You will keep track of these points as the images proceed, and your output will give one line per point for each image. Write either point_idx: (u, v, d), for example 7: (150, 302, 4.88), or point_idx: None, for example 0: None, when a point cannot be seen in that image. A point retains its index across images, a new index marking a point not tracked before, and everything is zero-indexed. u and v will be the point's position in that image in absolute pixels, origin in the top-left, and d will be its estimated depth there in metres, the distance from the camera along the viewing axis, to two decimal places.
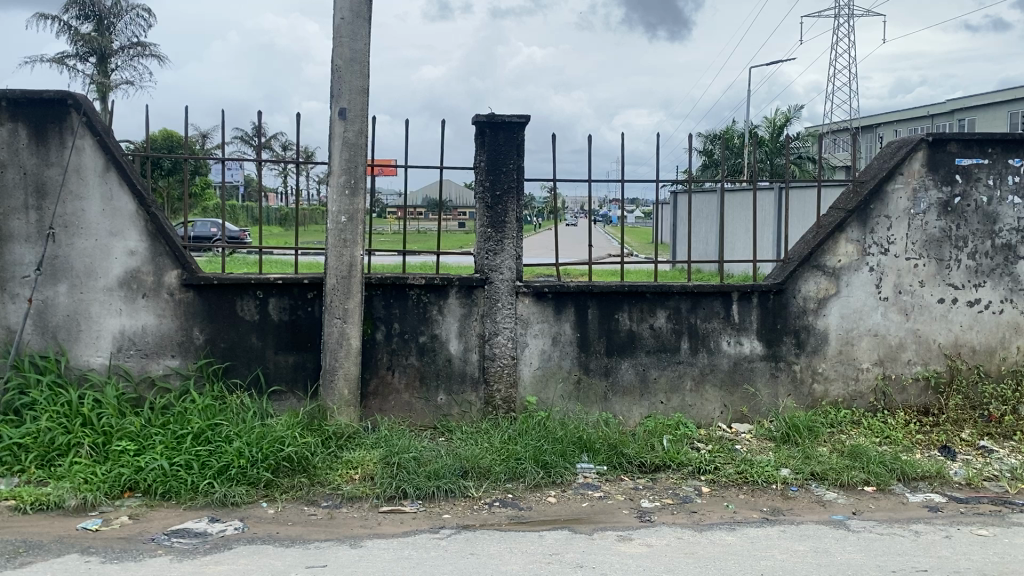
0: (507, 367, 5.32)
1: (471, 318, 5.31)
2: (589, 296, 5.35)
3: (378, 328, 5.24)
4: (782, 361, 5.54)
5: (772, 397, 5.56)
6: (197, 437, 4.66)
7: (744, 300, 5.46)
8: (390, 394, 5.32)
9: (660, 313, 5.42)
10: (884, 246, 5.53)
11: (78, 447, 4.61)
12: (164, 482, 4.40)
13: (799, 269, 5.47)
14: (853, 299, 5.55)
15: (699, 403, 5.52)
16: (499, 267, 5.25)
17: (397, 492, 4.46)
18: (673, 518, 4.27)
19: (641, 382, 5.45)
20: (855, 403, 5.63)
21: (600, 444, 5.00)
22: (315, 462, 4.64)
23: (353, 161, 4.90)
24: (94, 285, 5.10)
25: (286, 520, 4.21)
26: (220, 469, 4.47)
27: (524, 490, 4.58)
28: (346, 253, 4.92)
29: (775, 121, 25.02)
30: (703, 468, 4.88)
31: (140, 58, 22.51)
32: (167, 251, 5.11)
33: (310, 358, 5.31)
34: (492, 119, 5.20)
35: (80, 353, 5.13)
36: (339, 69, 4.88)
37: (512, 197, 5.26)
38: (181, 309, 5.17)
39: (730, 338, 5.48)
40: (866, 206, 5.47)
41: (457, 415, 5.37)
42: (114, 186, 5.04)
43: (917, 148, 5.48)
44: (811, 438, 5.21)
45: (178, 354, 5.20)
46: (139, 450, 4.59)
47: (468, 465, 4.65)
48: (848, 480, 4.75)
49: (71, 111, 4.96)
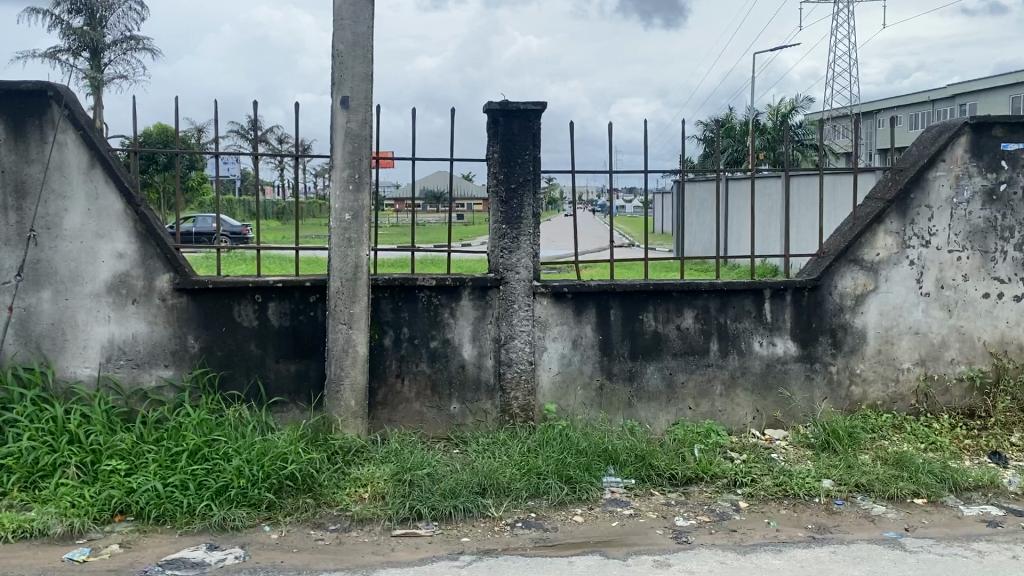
0: (525, 372, 4.96)
1: (485, 321, 4.95)
2: (612, 295, 4.99)
3: (387, 333, 4.88)
4: (817, 362, 5.18)
5: (807, 401, 5.21)
6: (193, 455, 4.31)
7: (777, 298, 5.10)
8: (400, 404, 4.96)
9: (688, 313, 5.06)
10: (925, 237, 5.17)
11: (64, 467, 4.26)
12: (158, 505, 4.06)
13: (835, 264, 5.12)
14: (893, 295, 5.20)
15: (730, 408, 5.17)
16: (515, 266, 4.90)
17: (411, 514, 4.11)
18: (712, 539, 3.92)
19: (667, 386, 5.10)
20: (895, 407, 5.28)
21: (627, 455, 4.64)
22: (321, 480, 4.30)
23: (357, 154, 4.54)
24: (80, 291, 4.73)
25: (291, 546, 3.86)
26: (219, 489, 4.13)
27: (548, 508, 4.23)
28: (350, 254, 4.56)
29: (778, 109, 24.57)
30: (739, 480, 4.53)
31: (134, 52, 22.10)
32: (158, 253, 4.75)
33: (313, 366, 4.96)
34: (506, 107, 4.83)
35: (66, 364, 4.77)
36: (341, 54, 4.51)
37: (528, 190, 4.90)
38: (174, 315, 4.81)
39: (763, 338, 5.13)
40: (905, 195, 5.11)
41: (471, 425, 5.01)
42: (99, 183, 4.67)
43: (959, 132, 5.12)
44: (853, 446, 4.86)
45: (172, 364, 4.84)
46: (131, 470, 4.25)
47: (486, 481, 4.29)
48: (897, 491, 4.41)
49: (51, 103, 4.60)
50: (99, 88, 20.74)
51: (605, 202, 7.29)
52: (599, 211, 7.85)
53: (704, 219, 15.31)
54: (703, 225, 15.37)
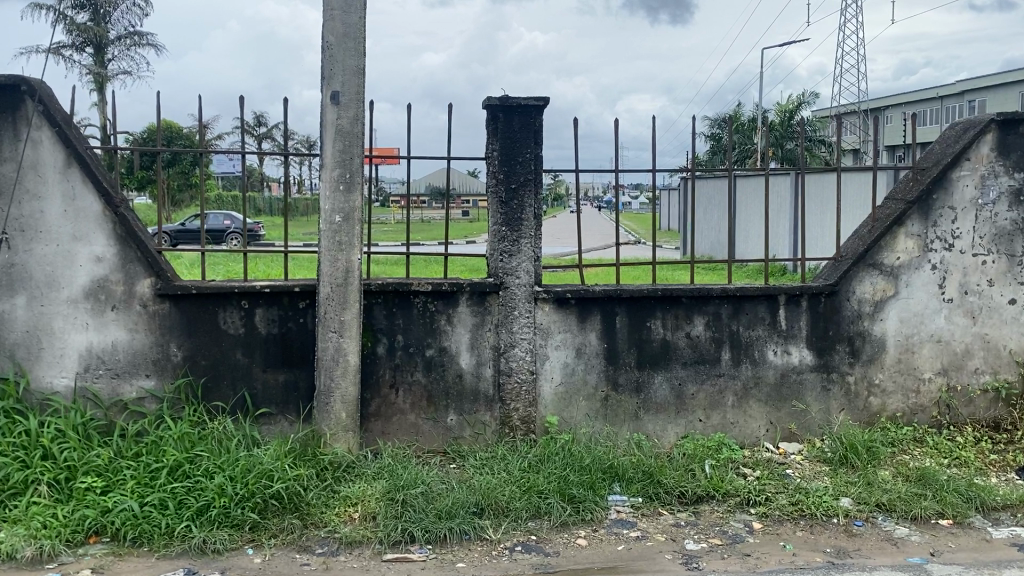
0: (526, 383, 4.71)
1: (484, 328, 4.69)
2: (618, 301, 4.73)
3: (381, 341, 4.63)
4: (834, 372, 4.92)
5: (824, 413, 4.95)
6: (173, 472, 4.07)
7: (792, 304, 4.83)
8: (394, 416, 4.71)
9: (698, 320, 4.80)
10: (948, 240, 4.90)
11: (36, 484, 4.01)
12: (134, 526, 3.81)
13: (853, 268, 4.85)
14: (914, 301, 4.93)
15: (742, 421, 4.91)
16: (515, 270, 4.64)
17: (403, 536, 3.86)
18: (724, 565, 3.67)
19: (676, 398, 4.84)
20: (916, 419, 5.01)
21: (633, 472, 4.39)
22: (308, 499, 4.06)
23: (348, 153, 4.28)
24: (57, 297, 4.49)
25: (275, 571, 3.61)
26: (200, 509, 3.89)
27: (549, 530, 3.98)
28: (340, 258, 4.30)
29: (786, 106, 24.22)
30: (752, 499, 4.27)
31: (138, 47, 21.92)
32: (139, 256, 4.50)
33: (303, 376, 4.71)
34: (506, 102, 4.57)
35: (42, 374, 4.53)
36: (331, 46, 4.25)
37: (529, 190, 4.64)
38: (156, 322, 4.56)
39: (777, 346, 4.86)
40: (928, 195, 4.84)
41: (469, 438, 4.76)
42: (76, 183, 4.42)
43: (985, 129, 4.85)
44: (872, 461, 4.59)
45: (153, 373, 4.59)
46: (107, 488, 4.01)
47: (483, 501, 4.04)
48: (921, 512, 4.14)
49: (25, 99, 4.36)
50: (103, 83, 20.55)
51: (611, 199, 7.02)
52: (609, 209, 7.57)
53: (714, 218, 14.99)
54: (712, 224, 15.08)
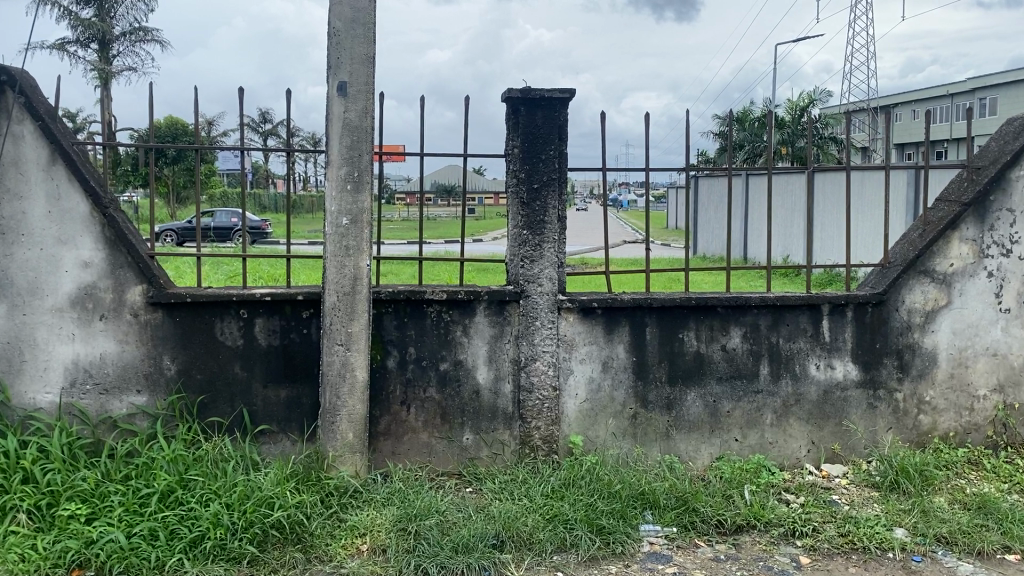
0: (548, 400, 4.35)
1: (503, 340, 4.32)
2: (648, 311, 4.35)
3: (391, 354, 4.26)
4: (881, 389, 4.55)
5: (870, 432, 4.58)
6: (165, 498, 3.71)
7: (837, 314, 4.45)
8: (406, 434, 4.34)
9: (735, 331, 4.43)
10: (1006, 246, 4.52)
11: (14, 512, 3.65)
12: (121, 559, 3.44)
13: (903, 275, 4.47)
14: (968, 312, 4.55)
15: (782, 440, 4.54)
16: (537, 276, 4.28)
17: (416, 573, 3.48)
18: None
19: (710, 415, 4.48)
20: (969, 438, 4.64)
21: (666, 499, 4.02)
22: (312, 529, 3.69)
23: (356, 149, 3.92)
24: (40, 305, 4.13)
25: None
26: (193, 540, 3.52)
27: (576, 565, 3.61)
28: (348, 264, 3.94)
29: (798, 103, 23.77)
30: (798, 530, 3.89)
31: (142, 43, 21.54)
32: (129, 261, 4.14)
33: (306, 392, 4.36)
34: (528, 94, 4.20)
35: (24, 390, 4.16)
36: (338, 32, 3.89)
37: (553, 190, 4.27)
38: (148, 333, 4.21)
39: (820, 360, 4.49)
40: (984, 197, 4.46)
41: (487, 459, 4.40)
42: (61, 182, 4.07)
43: None
44: (926, 486, 4.22)
45: (145, 389, 4.24)
46: (93, 516, 3.65)
47: (503, 531, 3.68)
48: (986, 546, 3.76)
49: (5, 90, 4.01)
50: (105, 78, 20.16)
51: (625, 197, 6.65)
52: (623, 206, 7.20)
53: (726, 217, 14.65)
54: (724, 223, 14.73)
